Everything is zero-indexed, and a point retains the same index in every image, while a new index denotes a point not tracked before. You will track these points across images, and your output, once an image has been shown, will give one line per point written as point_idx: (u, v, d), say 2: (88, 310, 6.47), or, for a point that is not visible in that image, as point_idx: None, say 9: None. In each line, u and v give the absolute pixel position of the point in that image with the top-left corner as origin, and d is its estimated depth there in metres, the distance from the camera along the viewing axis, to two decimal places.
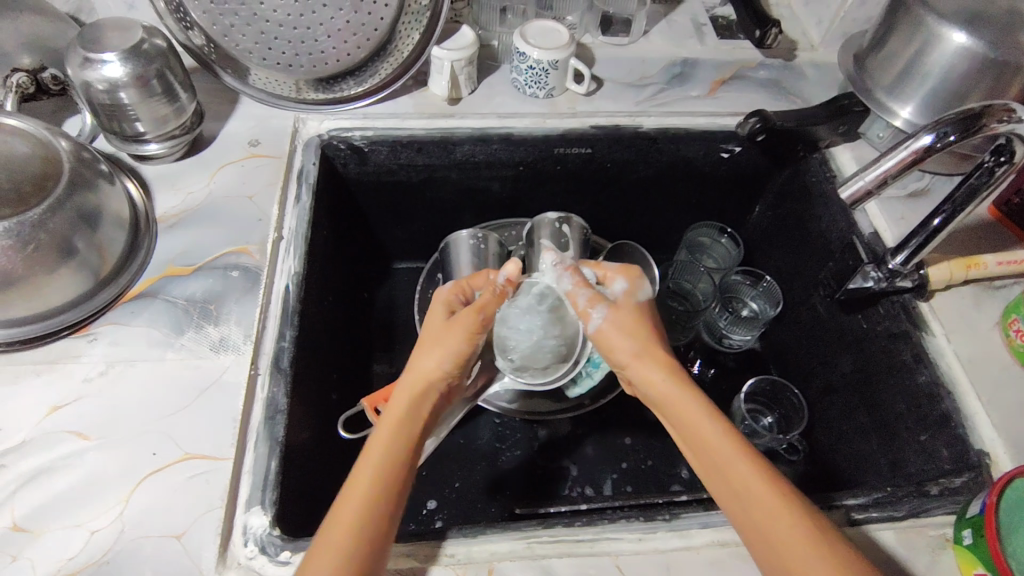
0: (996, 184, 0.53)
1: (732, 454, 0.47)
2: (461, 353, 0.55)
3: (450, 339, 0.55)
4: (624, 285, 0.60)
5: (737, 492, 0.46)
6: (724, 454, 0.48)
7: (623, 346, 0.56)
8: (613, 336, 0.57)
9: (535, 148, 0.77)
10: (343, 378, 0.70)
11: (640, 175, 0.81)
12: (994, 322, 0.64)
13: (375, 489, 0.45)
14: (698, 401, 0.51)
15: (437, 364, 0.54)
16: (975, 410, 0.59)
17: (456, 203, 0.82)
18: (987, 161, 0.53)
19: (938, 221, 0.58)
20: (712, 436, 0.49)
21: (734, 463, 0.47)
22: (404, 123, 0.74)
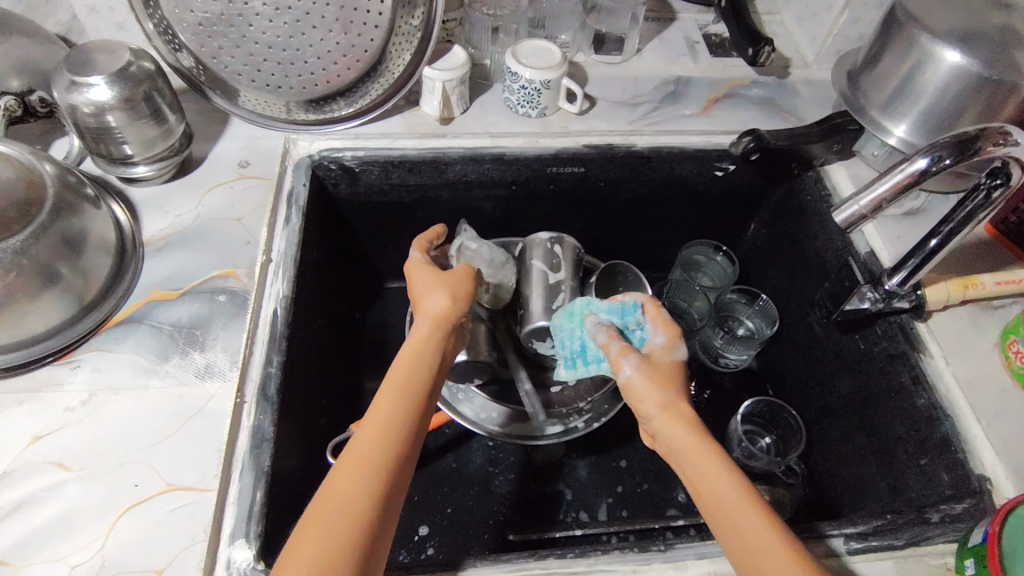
0: (993, 206, 0.52)
1: (745, 511, 0.45)
2: (466, 286, 0.59)
3: (449, 281, 0.59)
4: (663, 339, 0.58)
5: (749, 554, 0.43)
6: (734, 516, 0.45)
7: (654, 393, 0.53)
8: (644, 389, 0.54)
9: (528, 168, 0.76)
10: (333, 402, 0.69)
11: (634, 194, 0.81)
12: (994, 343, 0.63)
13: (380, 468, 0.44)
14: (718, 458, 0.48)
15: (441, 304, 0.57)
16: (974, 435, 0.58)
17: (449, 222, 0.82)
18: (984, 184, 0.52)
19: (935, 242, 0.58)
20: (724, 495, 0.46)
21: (750, 523, 0.44)
22: (396, 142, 0.74)
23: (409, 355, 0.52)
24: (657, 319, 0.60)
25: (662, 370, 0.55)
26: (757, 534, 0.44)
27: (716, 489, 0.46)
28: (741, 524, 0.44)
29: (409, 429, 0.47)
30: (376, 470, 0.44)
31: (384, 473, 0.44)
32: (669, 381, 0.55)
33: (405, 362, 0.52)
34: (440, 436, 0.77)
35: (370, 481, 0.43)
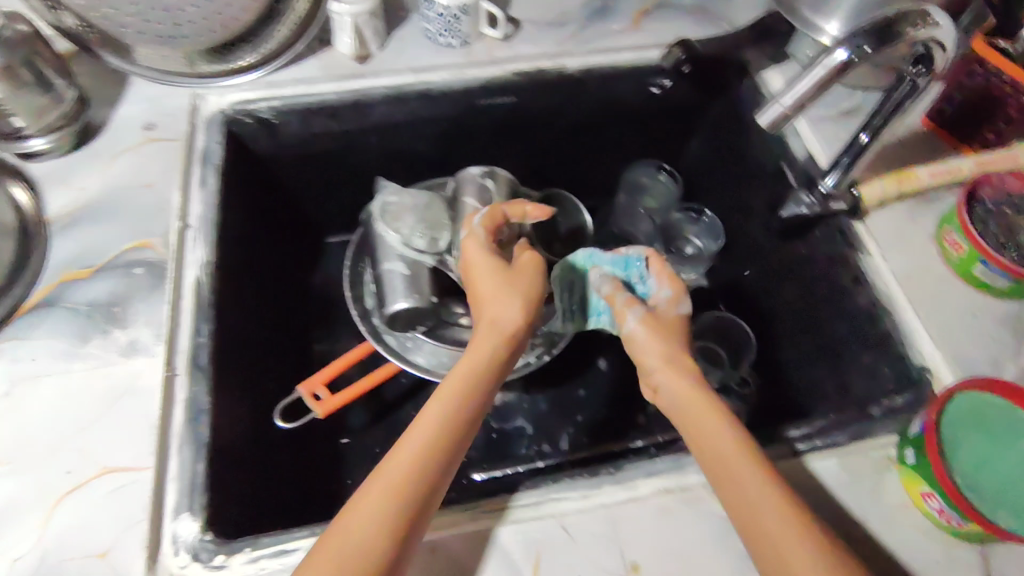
0: (921, 96, 0.51)
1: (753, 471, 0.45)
2: (535, 293, 0.56)
3: (522, 284, 0.56)
4: (668, 292, 0.59)
5: (758, 512, 0.43)
6: (747, 476, 0.45)
7: (654, 350, 0.55)
8: (645, 343, 0.56)
9: (457, 102, 0.72)
10: (277, 367, 0.67)
11: (571, 120, 0.78)
12: (931, 235, 0.63)
13: (414, 478, 0.44)
14: (726, 423, 0.48)
15: (516, 314, 0.54)
16: (913, 327, 0.59)
17: (382, 167, 0.78)
18: (909, 73, 0.50)
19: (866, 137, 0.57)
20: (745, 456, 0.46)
21: (749, 482, 0.45)
22: (312, 87, 0.69)
23: (466, 362, 0.51)
24: (658, 270, 0.60)
25: (674, 335, 0.56)
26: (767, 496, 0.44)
27: (723, 452, 0.47)
28: (744, 482, 0.45)
29: (452, 438, 0.47)
30: (405, 482, 0.43)
31: (423, 477, 0.44)
32: (671, 339, 0.56)
33: (467, 364, 0.51)
34: (396, 387, 0.75)
35: (413, 484, 0.44)
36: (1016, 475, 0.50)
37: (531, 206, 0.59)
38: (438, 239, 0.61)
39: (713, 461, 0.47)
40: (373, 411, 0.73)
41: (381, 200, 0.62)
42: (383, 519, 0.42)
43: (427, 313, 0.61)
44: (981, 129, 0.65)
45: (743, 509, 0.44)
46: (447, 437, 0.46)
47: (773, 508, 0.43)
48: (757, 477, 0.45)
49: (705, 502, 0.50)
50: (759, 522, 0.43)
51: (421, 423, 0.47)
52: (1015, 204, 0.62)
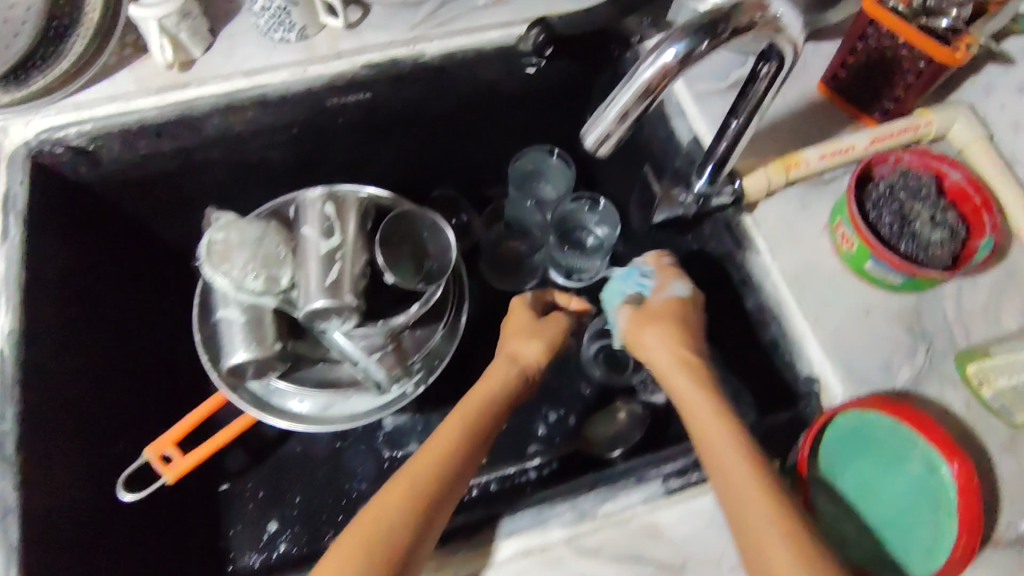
0: (774, 89, 0.44)
1: (739, 467, 0.43)
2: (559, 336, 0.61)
3: (548, 333, 0.61)
4: (670, 287, 0.57)
5: (740, 515, 0.41)
6: (732, 471, 0.43)
7: (663, 337, 0.53)
8: (646, 340, 0.54)
9: (303, 106, 0.64)
10: (127, 420, 0.63)
11: (442, 111, 0.69)
12: (823, 226, 0.57)
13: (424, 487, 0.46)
14: (718, 411, 0.47)
15: (536, 352, 0.59)
16: (802, 333, 0.54)
17: (237, 182, 0.70)
18: (759, 65, 0.43)
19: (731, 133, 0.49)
20: (732, 450, 0.44)
21: (739, 477, 0.42)
22: (130, 104, 0.61)
23: (478, 393, 0.55)
24: (661, 268, 0.59)
25: (667, 324, 0.54)
26: (751, 491, 0.41)
27: (715, 441, 0.45)
28: (729, 468, 0.43)
29: (463, 459, 0.49)
30: (421, 493, 0.45)
31: (438, 491, 0.46)
32: (695, 325, 0.55)
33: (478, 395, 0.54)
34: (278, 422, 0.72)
35: (427, 490, 0.46)
36: (900, 502, 0.46)
37: (576, 303, 0.66)
38: (275, 277, 0.55)
39: (709, 448, 0.45)
40: (250, 448, 0.71)
41: (207, 237, 0.55)
42: (372, 531, 0.43)
43: (277, 358, 0.56)
44: (878, 96, 0.58)
45: (732, 497, 0.42)
46: (458, 458, 0.48)
47: (759, 498, 0.41)
48: (744, 463, 0.43)
49: (569, 560, 0.46)
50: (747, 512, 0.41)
51: (437, 439, 0.49)
52: (907, 184, 0.54)
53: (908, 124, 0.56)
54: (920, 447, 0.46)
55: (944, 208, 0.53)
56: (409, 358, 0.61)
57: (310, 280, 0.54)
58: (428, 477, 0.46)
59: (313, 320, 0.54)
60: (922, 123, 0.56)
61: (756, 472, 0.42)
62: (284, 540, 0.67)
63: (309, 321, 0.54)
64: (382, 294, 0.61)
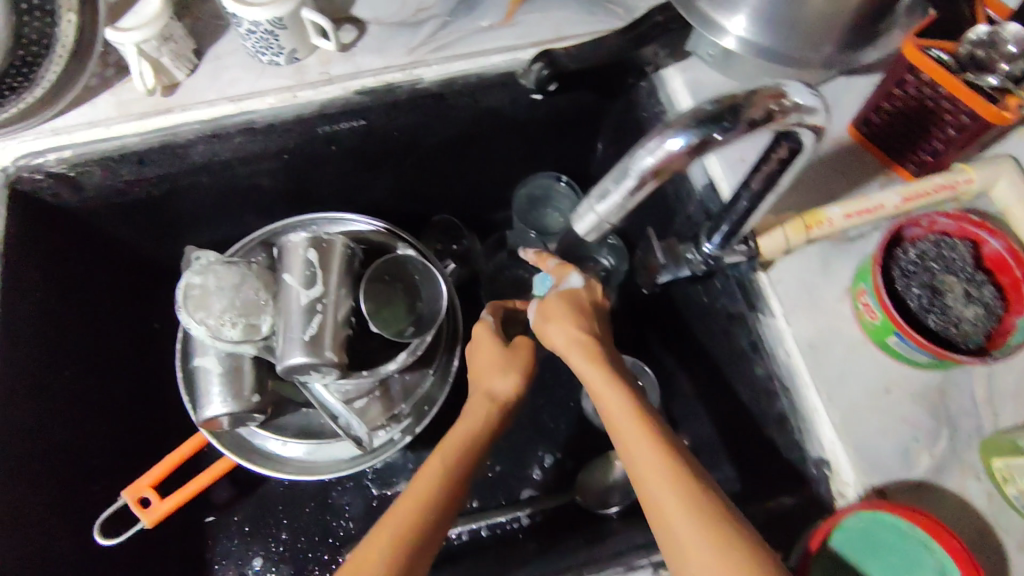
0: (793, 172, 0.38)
1: (646, 458, 0.39)
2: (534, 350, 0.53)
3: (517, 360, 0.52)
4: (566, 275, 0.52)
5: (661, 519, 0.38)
6: (645, 469, 0.39)
7: (564, 332, 0.48)
8: (548, 326, 0.49)
9: (292, 132, 0.60)
10: (106, 456, 0.62)
11: (441, 137, 0.66)
12: (844, 289, 0.52)
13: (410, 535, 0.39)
14: (624, 399, 0.43)
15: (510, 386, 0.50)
16: (815, 410, 0.50)
17: (226, 205, 0.68)
18: (775, 146, 0.37)
19: (742, 206, 0.44)
20: (640, 446, 0.40)
21: (650, 474, 0.39)
22: (111, 130, 0.57)
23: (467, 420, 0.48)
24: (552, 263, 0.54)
25: (572, 311, 0.50)
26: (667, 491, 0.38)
27: (632, 447, 0.41)
28: (643, 473, 0.39)
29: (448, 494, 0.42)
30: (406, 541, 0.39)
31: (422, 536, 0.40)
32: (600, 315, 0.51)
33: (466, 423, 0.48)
34: None
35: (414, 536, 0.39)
36: None
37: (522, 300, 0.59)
38: (255, 325, 0.52)
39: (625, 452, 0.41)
40: (237, 481, 0.69)
41: (185, 283, 0.52)
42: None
43: (258, 409, 0.54)
44: (914, 147, 0.53)
45: (653, 509, 0.38)
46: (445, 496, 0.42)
47: (676, 502, 0.37)
48: (657, 464, 0.39)
49: None
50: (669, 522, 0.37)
51: (415, 488, 0.42)
52: (941, 254, 0.50)
53: (947, 180, 0.51)
54: (935, 553, 0.42)
55: (981, 282, 0.49)
56: (396, 405, 0.58)
57: (287, 333, 0.51)
58: (414, 521, 0.40)
59: (290, 374, 0.51)
60: (962, 179, 0.51)
61: (669, 471, 0.38)
62: None
63: (289, 376, 0.51)
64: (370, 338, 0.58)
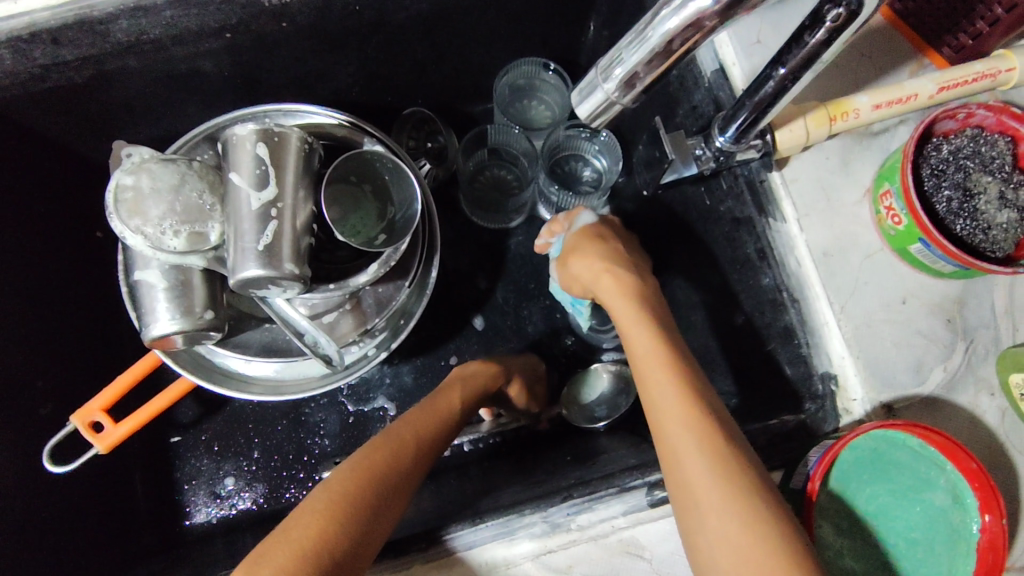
0: (837, 45, 0.32)
1: (673, 410, 0.36)
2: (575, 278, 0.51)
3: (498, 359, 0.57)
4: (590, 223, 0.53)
5: (680, 478, 0.35)
6: (671, 423, 0.36)
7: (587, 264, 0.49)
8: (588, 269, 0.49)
9: (232, 5, 0.51)
10: (59, 377, 0.56)
11: (412, 13, 0.56)
12: (865, 190, 0.47)
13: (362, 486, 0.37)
14: (645, 327, 0.42)
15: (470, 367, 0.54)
16: (825, 321, 0.47)
17: (163, 94, 0.59)
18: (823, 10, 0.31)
19: (769, 88, 0.37)
20: (672, 394, 0.37)
21: (675, 427, 0.36)
22: (18, 4, 0.47)
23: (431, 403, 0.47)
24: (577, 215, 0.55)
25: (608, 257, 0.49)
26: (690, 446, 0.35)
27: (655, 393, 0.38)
28: (656, 401, 0.38)
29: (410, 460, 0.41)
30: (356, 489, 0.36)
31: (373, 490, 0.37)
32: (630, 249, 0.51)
33: (431, 401, 0.47)
34: None
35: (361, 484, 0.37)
36: (912, 533, 0.40)
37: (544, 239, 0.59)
38: (203, 233, 0.46)
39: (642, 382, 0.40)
40: (202, 400, 0.64)
41: (114, 184, 0.45)
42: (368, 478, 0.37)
43: (217, 325, 0.49)
44: (953, 27, 0.46)
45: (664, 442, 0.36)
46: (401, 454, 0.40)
47: (686, 435, 0.35)
48: (679, 414, 0.36)
49: None
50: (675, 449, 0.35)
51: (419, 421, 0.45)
52: (977, 151, 0.44)
53: (988, 67, 0.44)
54: (947, 476, 0.40)
55: (1017, 184, 0.44)
56: (369, 319, 0.54)
57: (240, 245, 0.44)
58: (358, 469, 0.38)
59: (244, 288, 0.45)
60: (1004, 67, 0.44)
61: (684, 397, 0.37)
62: (244, 497, 0.62)
63: (245, 291, 0.46)
64: (339, 246, 0.52)
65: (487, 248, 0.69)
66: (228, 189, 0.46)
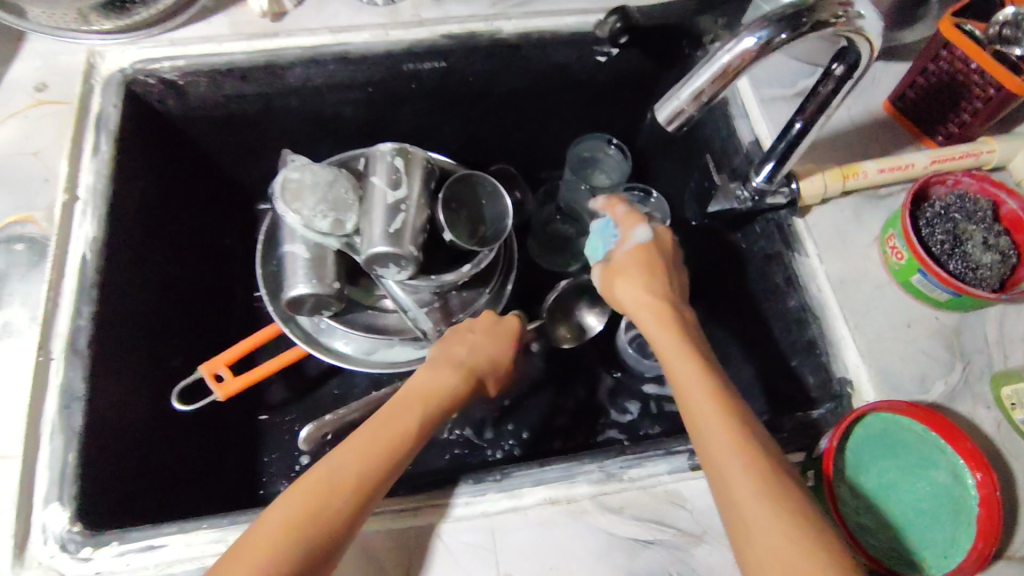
0: (846, 92, 0.45)
1: (718, 432, 0.42)
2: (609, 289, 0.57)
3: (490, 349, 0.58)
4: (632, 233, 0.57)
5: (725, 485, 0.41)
6: (716, 440, 0.42)
7: (625, 285, 0.53)
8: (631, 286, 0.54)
9: (381, 66, 0.67)
10: (190, 341, 0.66)
11: (510, 87, 0.72)
12: (874, 237, 0.59)
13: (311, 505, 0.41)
14: (690, 362, 0.47)
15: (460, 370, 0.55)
16: (842, 335, 0.55)
17: (309, 130, 0.74)
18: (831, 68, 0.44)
19: (799, 127, 0.49)
20: (714, 411, 0.43)
21: (723, 443, 0.42)
22: (221, 46, 0.64)
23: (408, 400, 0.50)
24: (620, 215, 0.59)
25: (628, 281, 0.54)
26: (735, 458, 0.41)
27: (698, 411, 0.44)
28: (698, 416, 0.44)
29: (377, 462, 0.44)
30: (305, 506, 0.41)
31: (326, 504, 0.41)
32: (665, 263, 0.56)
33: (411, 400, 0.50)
34: (319, 363, 0.74)
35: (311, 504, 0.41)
36: (921, 503, 0.47)
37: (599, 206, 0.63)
38: (343, 222, 0.58)
39: (687, 408, 0.45)
40: (291, 387, 0.72)
41: (282, 175, 0.57)
42: (313, 504, 0.41)
43: (336, 298, 0.59)
44: (944, 119, 0.60)
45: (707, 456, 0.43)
46: (366, 463, 0.44)
47: (734, 455, 0.41)
48: (727, 435, 0.42)
49: (592, 515, 0.48)
50: (726, 471, 0.41)
51: (382, 428, 0.47)
52: (963, 207, 0.55)
53: (973, 147, 0.58)
54: (949, 458, 0.47)
55: (997, 232, 0.54)
56: (454, 315, 0.64)
57: (373, 229, 0.56)
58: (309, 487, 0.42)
59: (373, 264, 0.57)
60: (986, 148, 0.58)
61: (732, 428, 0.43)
62: None
63: (369, 270, 0.58)
64: (438, 250, 0.63)
65: (547, 285, 0.80)
66: (366, 191, 0.59)
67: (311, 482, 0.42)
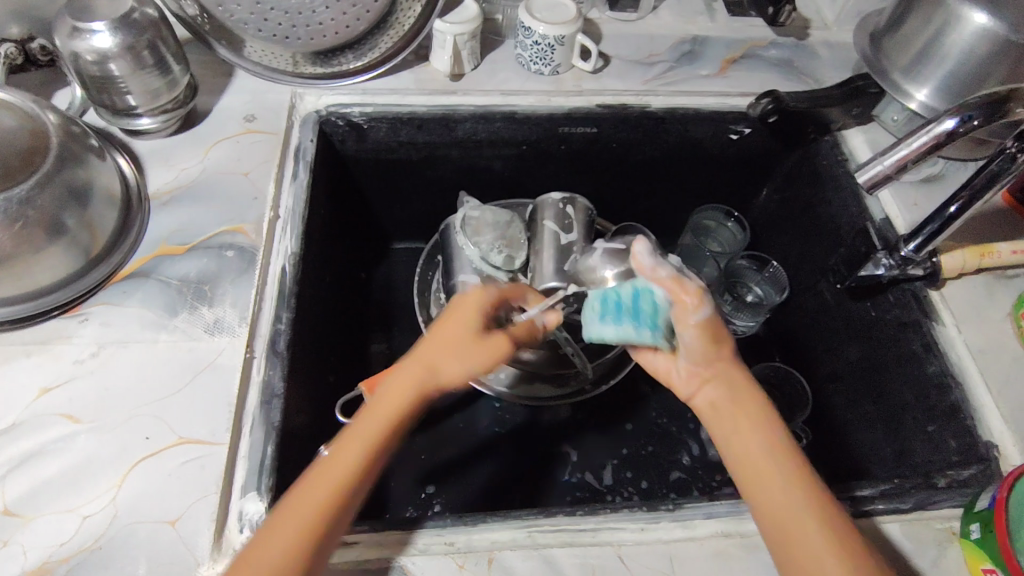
0: (1018, 171, 0.51)
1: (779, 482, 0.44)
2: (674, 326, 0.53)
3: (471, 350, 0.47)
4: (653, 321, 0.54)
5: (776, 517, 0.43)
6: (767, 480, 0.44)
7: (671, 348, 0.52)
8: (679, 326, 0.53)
9: (539, 127, 0.73)
10: (339, 361, 0.69)
11: (647, 156, 0.79)
12: (1007, 312, 0.63)
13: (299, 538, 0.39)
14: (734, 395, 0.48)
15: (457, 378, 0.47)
16: (984, 401, 0.58)
17: (458, 181, 0.79)
18: (1009, 147, 0.51)
19: (954, 208, 0.57)
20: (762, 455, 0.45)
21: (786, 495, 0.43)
22: (405, 99, 0.71)
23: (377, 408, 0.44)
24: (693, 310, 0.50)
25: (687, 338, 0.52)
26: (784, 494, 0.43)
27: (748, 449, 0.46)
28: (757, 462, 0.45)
29: (357, 477, 0.41)
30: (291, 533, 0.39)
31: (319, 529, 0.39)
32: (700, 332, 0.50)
33: (391, 408, 0.44)
34: (446, 397, 0.75)
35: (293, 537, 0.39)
36: None
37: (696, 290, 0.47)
38: (513, 258, 0.63)
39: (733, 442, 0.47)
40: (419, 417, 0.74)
41: (463, 212, 0.65)
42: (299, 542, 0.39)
43: None
44: None
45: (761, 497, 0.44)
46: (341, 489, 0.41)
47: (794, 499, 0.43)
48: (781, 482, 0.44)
49: (765, 552, 0.50)
50: (773, 501, 0.43)
51: (342, 459, 0.41)
52: None
53: None
54: None
55: None
56: (599, 356, 0.71)
57: (546, 268, 0.62)
58: (298, 521, 0.39)
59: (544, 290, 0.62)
60: None
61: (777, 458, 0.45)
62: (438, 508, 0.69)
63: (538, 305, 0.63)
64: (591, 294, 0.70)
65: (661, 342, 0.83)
66: (538, 234, 0.65)
67: (280, 517, 0.40)
